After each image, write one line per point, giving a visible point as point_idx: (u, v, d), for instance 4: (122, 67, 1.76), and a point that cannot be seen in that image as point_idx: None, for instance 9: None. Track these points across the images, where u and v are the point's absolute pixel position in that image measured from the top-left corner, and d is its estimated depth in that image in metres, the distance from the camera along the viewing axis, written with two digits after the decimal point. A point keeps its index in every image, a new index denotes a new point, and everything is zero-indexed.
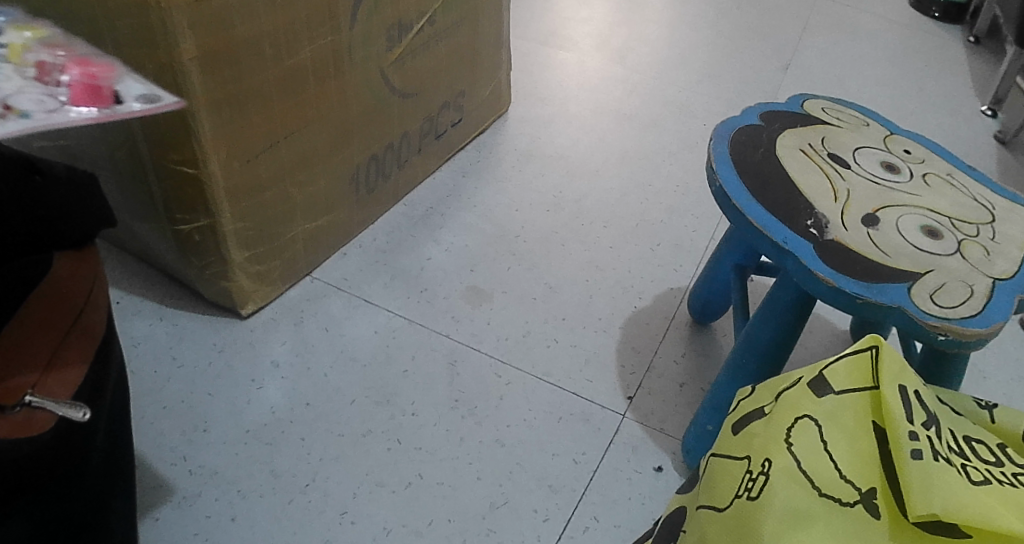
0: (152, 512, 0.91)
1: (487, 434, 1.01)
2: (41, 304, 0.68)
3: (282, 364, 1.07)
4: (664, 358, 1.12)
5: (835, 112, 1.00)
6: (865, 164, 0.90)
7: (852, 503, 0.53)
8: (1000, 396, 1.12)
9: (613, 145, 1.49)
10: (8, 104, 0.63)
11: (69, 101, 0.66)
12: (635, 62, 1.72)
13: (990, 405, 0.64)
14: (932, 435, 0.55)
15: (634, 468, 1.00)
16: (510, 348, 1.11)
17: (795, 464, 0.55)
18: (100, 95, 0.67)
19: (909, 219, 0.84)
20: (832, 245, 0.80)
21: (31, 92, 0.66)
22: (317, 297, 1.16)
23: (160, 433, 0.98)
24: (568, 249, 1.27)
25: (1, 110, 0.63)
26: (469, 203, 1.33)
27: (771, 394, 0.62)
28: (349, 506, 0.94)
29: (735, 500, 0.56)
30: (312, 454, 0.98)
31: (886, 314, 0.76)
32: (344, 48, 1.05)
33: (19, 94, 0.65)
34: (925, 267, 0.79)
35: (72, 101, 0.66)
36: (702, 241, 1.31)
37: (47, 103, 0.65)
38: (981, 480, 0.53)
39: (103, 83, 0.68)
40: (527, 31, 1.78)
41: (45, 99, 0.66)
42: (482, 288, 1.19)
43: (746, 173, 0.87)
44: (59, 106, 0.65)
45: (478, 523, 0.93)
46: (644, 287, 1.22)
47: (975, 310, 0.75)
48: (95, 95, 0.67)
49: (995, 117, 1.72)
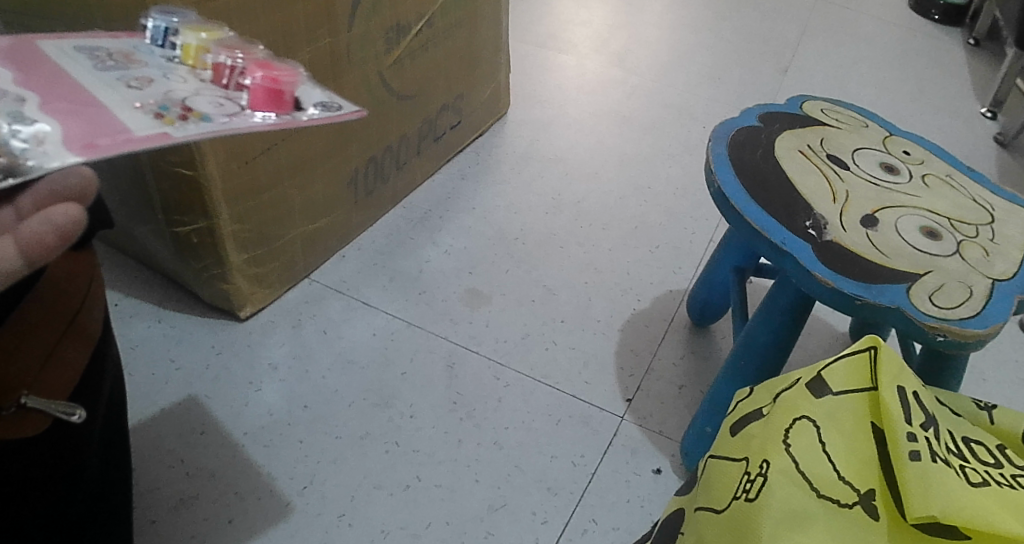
0: (149, 514, 0.91)
1: (486, 437, 1.01)
2: (44, 305, 0.66)
3: (280, 366, 1.06)
4: (663, 360, 1.12)
5: (834, 113, 1.00)
6: (864, 165, 0.90)
7: (851, 505, 0.53)
8: (1000, 397, 1.12)
9: (613, 147, 1.49)
10: (190, 107, 0.66)
11: (250, 106, 0.68)
12: (635, 65, 1.72)
13: (990, 406, 0.63)
14: (932, 436, 0.55)
15: (632, 470, 0.99)
16: (509, 351, 1.11)
17: (794, 466, 0.54)
18: (281, 101, 0.70)
19: (908, 220, 0.83)
20: (831, 246, 0.79)
21: (210, 95, 0.69)
22: (315, 299, 1.15)
23: (158, 435, 0.98)
24: (567, 251, 1.27)
25: (183, 112, 0.65)
26: (468, 206, 1.33)
27: (769, 395, 0.62)
28: (347, 508, 0.93)
29: (733, 501, 0.56)
30: (310, 456, 0.98)
31: (884, 315, 0.76)
32: (343, 51, 1.05)
33: (199, 97, 0.68)
34: (924, 268, 0.78)
35: (252, 105, 0.69)
36: (702, 244, 1.31)
37: (226, 106, 0.69)
38: (980, 482, 0.53)
39: (284, 87, 0.71)
40: (526, 34, 1.78)
41: (225, 103, 0.69)
42: (481, 290, 1.19)
43: (745, 175, 0.87)
44: (239, 109, 0.68)
45: (477, 526, 0.93)
46: (643, 289, 1.22)
47: (974, 311, 0.75)
48: (276, 100, 0.69)
49: (995, 119, 1.72)
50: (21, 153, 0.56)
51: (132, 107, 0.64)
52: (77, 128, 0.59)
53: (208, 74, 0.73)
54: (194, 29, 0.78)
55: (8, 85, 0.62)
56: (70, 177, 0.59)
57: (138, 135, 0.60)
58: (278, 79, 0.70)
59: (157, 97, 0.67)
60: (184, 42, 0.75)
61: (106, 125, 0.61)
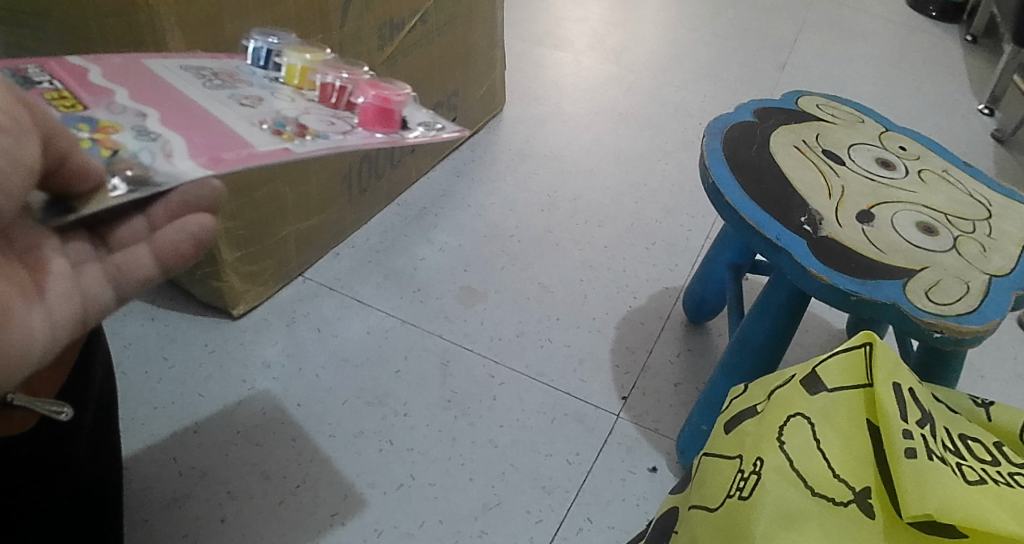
0: (141, 514, 0.90)
1: (480, 435, 1.00)
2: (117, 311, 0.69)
3: (273, 364, 1.06)
4: (659, 358, 1.11)
5: (830, 108, 0.99)
6: (860, 160, 0.89)
7: (845, 503, 0.52)
8: (998, 394, 1.11)
9: (609, 144, 1.48)
10: (304, 125, 0.69)
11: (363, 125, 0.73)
12: (631, 62, 1.71)
13: (987, 403, 0.63)
14: (927, 433, 0.54)
15: (628, 468, 0.99)
16: (503, 348, 1.10)
17: (787, 463, 0.54)
18: (390, 120, 0.74)
19: (904, 216, 0.83)
20: (826, 241, 0.79)
21: (321, 114, 0.73)
22: (309, 297, 1.15)
23: (151, 434, 0.97)
24: (562, 248, 1.26)
25: (300, 129, 0.68)
26: (463, 203, 1.32)
27: (763, 391, 0.61)
28: (340, 507, 0.93)
29: (727, 499, 0.55)
30: (303, 455, 0.97)
31: (880, 311, 0.75)
32: (335, 47, 1.04)
33: (309, 115, 0.71)
34: (921, 264, 0.78)
35: (365, 125, 0.73)
36: (698, 241, 1.31)
37: (338, 124, 0.72)
38: (977, 479, 0.53)
39: (393, 106, 0.75)
40: (522, 31, 1.77)
41: (337, 121, 0.72)
42: (475, 288, 1.18)
43: (740, 170, 0.86)
44: (351, 127, 0.72)
45: (471, 524, 0.92)
46: (639, 286, 1.21)
47: (971, 307, 0.74)
48: (386, 120, 0.73)
49: (992, 115, 1.71)
50: (150, 165, 0.58)
51: (249, 123, 0.67)
52: (201, 142, 0.62)
53: (315, 93, 0.77)
54: (297, 50, 0.82)
55: (128, 101, 0.64)
56: (201, 191, 0.65)
57: (261, 151, 0.62)
58: (390, 98, 0.75)
59: (271, 114, 0.69)
60: (289, 62, 0.79)
61: (227, 141, 0.62)
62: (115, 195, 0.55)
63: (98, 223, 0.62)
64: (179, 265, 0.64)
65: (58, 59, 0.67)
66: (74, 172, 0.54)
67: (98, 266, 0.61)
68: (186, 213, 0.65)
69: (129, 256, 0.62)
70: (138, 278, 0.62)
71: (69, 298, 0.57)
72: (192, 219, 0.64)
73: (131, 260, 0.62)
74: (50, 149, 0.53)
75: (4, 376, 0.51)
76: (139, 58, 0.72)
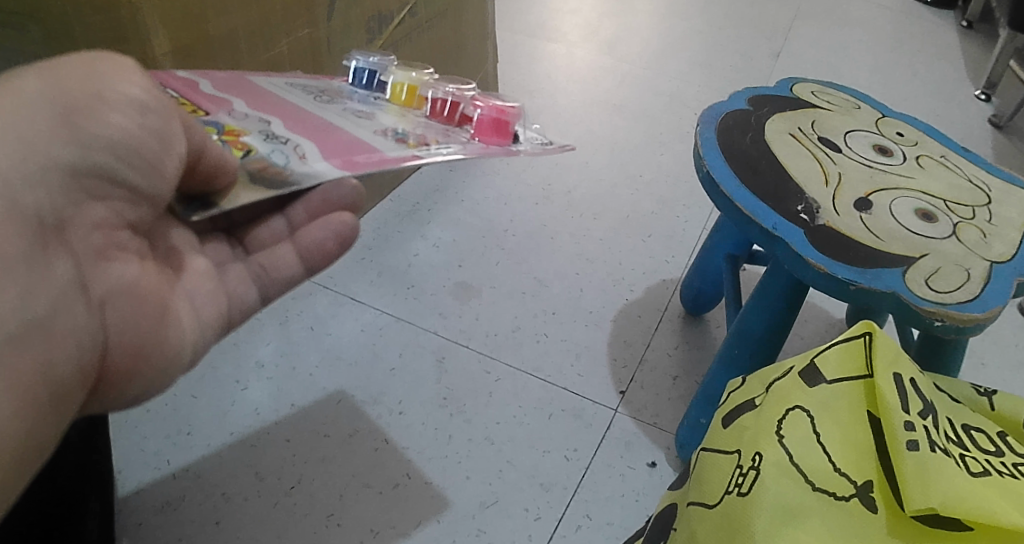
0: (134, 518, 0.89)
1: (477, 433, 0.99)
2: None
3: (266, 364, 1.04)
4: (656, 351, 1.10)
5: (826, 95, 0.97)
6: (857, 147, 0.88)
7: (847, 497, 0.51)
8: (1000, 382, 1.10)
9: (603, 136, 1.47)
10: (422, 138, 0.72)
11: (478, 137, 0.77)
12: (625, 53, 1.70)
13: (989, 392, 0.62)
14: (930, 425, 0.53)
15: (627, 464, 0.98)
16: (499, 344, 1.09)
17: (787, 458, 0.52)
18: (504, 131, 0.78)
19: (902, 203, 0.81)
20: (824, 230, 0.77)
21: (440, 130, 0.77)
22: (302, 296, 1.13)
23: (143, 437, 0.96)
24: (557, 242, 1.25)
25: (422, 139, 0.71)
26: (456, 198, 1.31)
27: (762, 385, 0.60)
28: (336, 508, 0.91)
29: (725, 496, 0.54)
30: (297, 456, 0.96)
31: (880, 300, 0.74)
32: (322, 42, 1.02)
33: (425, 131, 0.75)
34: (920, 252, 0.77)
35: (481, 136, 0.77)
36: (695, 232, 1.29)
37: (455, 137, 0.76)
38: (981, 471, 0.51)
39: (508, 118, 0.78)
40: (514, 23, 1.76)
41: (456, 136, 0.77)
42: (470, 283, 1.17)
43: (735, 159, 0.85)
44: (466, 139, 0.76)
45: (468, 523, 0.91)
46: (635, 279, 1.20)
47: (972, 294, 0.73)
48: (500, 131, 0.77)
49: (989, 101, 1.70)
50: (286, 166, 0.59)
51: (372, 133, 0.69)
52: (332, 147, 0.64)
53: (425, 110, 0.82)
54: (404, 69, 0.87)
55: (249, 110, 0.67)
56: (342, 190, 0.70)
57: (393, 155, 0.64)
58: (505, 111, 0.78)
59: (391, 128, 0.73)
60: (394, 81, 0.84)
61: (357, 148, 0.64)
62: (247, 191, 0.57)
63: (237, 227, 0.69)
64: (324, 262, 0.70)
65: (170, 74, 0.70)
66: (209, 168, 0.56)
67: (242, 266, 0.68)
68: (329, 211, 0.70)
69: (272, 258, 0.69)
70: (283, 274, 0.69)
71: (215, 296, 0.64)
72: (333, 218, 0.69)
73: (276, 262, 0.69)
74: (193, 134, 0.57)
75: (164, 376, 0.58)
76: (246, 76, 0.77)
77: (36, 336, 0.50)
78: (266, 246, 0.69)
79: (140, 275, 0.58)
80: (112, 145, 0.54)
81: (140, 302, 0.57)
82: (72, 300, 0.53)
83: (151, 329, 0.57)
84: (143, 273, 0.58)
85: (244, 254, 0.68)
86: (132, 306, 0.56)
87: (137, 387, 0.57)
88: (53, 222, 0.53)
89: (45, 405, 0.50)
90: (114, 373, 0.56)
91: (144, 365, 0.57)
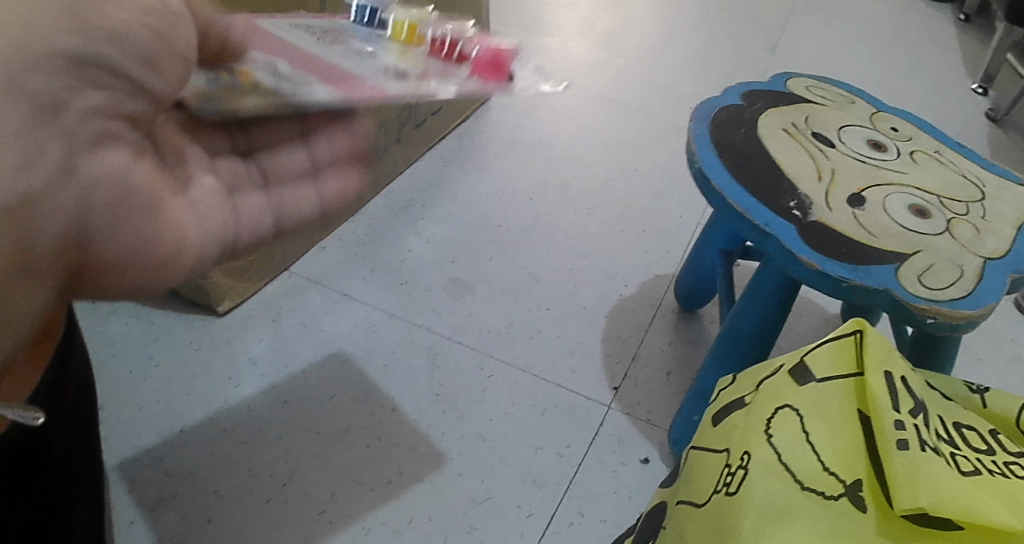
0: (127, 516, 0.89)
1: (469, 429, 0.99)
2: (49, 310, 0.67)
3: (259, 360, 1.04)
4: (650, 347, 1.10)
5: (820, 90, 0.97)
6: (850, 142, 0.88)
7: (836, 496, 0.50)
8: (994, 377, 1.10)
9: (598, 130, 1.46)
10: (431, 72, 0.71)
11: None
12: (621, 47, 1.69)
13: (982, 389, 0.61)
14: (921, 424, 0.52)
15: (620, 460, 0.97)
16: (493, 340, 1.09)
17: (775, 457, 0.52)
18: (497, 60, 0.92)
19: (895, 198, 0.81)
20: (816, 227, 0.77)
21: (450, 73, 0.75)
22: (295, 292, 1.13)
23: (135, 434, 0.95)
24: (551, 238, 1.24)
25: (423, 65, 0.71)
26: (450, 193, 1.30)
27: (752, 383, 0.59)
28: (327, 505, 0.91)
29: (714, 495, 0.54)
30: (289, 453, 0.95)
31: (872, 297, 0.73)
32: (314, 37, 1.02)
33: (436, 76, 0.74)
34: (913, 248, 0.76)
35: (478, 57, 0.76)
36: (689, 227, 1.29)
37: None
38: (971, 471, 0.51)
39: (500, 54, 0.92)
40: (510, 18, 1.75)
41: None
42: (464, 279, 1.16)
43: (727, 156, 0.84)
44: None
45: (460, 520, 0.91)
46: (629, 275, 1.20)
47: (965, 291, 0.73)
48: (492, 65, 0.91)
49: (987, 95, 1.69)
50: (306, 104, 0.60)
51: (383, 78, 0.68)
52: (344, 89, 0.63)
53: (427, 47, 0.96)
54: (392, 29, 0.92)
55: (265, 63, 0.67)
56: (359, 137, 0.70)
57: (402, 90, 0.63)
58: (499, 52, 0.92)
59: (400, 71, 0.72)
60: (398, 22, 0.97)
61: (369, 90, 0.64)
62: (255, 98, 0.61)
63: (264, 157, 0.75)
64: (339, 205, 0.76)
65: None
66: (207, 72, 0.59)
67: (259, 195, 0.74)
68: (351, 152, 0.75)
69: (277, 171, 0.75)
70: (296, 209, 0.75)
71: (220, 212, 0.70)
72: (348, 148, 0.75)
73: (283, 176, 0.75)
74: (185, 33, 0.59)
75: (151, 276, 0.64)
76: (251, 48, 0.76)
77: (31, 207, 0.55)
78: (286, 178, 0.75)
79: (127, 167, 0.61)
80: (116, 34, 0.56)
81: (128, 191, 0.61)
82: (63, 184, 0.57)
83: (147, 225, 0.63)
84: (139, 166, 0.63)
85: (264, 183, 0.74)
86: (134, 201, 0.62)
87: (118, 281, 0.63)
88: (54, 102, 0.54)
89: (22, 276, 0.55)
90: (96, 265, 0.61)
91: (129, 265, 0.63)
